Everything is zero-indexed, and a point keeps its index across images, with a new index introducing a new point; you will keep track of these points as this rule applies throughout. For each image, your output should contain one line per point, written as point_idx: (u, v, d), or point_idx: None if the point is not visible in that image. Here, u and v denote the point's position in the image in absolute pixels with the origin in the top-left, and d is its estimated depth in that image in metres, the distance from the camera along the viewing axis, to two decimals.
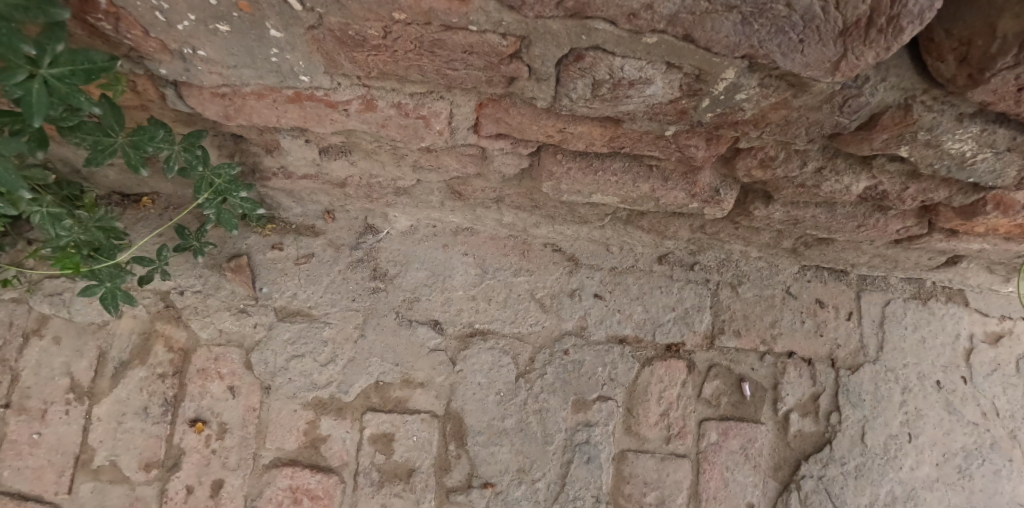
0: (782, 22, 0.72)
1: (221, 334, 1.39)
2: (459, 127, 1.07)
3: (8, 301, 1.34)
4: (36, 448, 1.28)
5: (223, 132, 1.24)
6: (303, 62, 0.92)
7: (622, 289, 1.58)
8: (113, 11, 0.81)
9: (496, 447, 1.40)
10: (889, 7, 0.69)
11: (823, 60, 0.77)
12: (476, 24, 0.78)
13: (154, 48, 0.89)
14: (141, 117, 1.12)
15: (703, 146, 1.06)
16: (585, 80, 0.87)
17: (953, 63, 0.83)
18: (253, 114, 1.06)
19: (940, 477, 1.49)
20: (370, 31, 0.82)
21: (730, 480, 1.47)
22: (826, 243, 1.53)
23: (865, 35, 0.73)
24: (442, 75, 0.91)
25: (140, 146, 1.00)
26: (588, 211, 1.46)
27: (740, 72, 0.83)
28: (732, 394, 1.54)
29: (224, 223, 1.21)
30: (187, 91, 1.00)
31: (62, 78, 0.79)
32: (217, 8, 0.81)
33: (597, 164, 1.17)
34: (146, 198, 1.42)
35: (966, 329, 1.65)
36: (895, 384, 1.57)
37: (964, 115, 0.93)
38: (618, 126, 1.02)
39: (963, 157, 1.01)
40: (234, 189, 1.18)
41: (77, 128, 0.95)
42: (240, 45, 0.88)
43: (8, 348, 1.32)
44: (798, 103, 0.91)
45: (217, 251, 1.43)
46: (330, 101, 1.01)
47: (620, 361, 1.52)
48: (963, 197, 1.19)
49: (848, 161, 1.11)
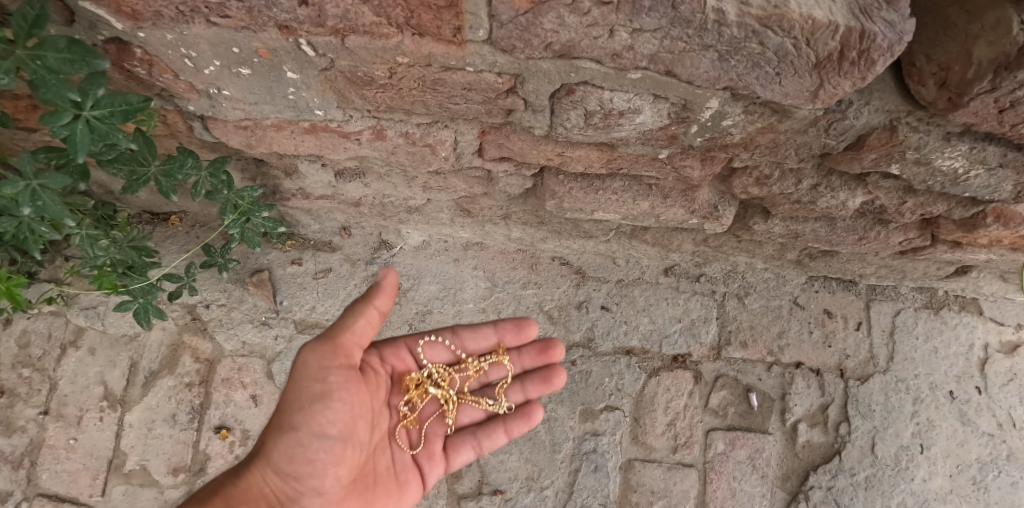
0: (757, 58, 0.78)
1: (244, 345, 1.47)
2: (464, 152, 1.13)
3: (48, 314, 1.45)
4: (72, 452, 1.38)
5: (246, 157, 1.32)
6: (318, 98, 0.99)
7: (628, 301, 1.61)
8: (147, 58, 0.89)
9: (505, 455, 1.45)
10: (858, 43, 0.74)
11: (802, 90, 0.83)
12: (473, 65, 0.84)
13: (183, 88, 0.97)
14: (170, 145, 1.20)
15: (698, 167, 1.11)
16: (577, 111, 0.92)
17: (933, 87, 0.86)
18: (272, 143, 1.13)
19: (952, 489, 1.49)
20: (377, 72, 0.89)
21: (737, 490, 1.49)
22: (830, 255, 1.55)
23: (839, 67, 0.78)
24: (445, 108, 0.98)
25: (171, 175, 1.08)
26: (593, 226, 1.52)
27: (724, 102, 0.88)
28: (740, 405, 1.56)
29: (249, 242, 1.27)
30: (212, 123, 1.08)
31: (103, 118, 0.87)
32: (239, 55, 0.88)
33: (598, 183, 1.22)
34: (174, 217, 1.51)
35: (980, 338, 1.64)
36: (906, 394, 1.57)
37: (951, 134, 0.95)
38: (615, 150, 1.07)
39: (955, 174, 1.03)
40: (258, 210, 1.23)
41: (114, 160, 1.03)
42: (260, 85, 0.96)
43: (47, 358, 1.42)
44: (784, 127, 0.95)
45: (241, 267, 1.51)
46: (343, 131, 1.08)
47: (627, 371, 1.55)
48: (963, 211, 1.20)
49: (842, 177, 1.14)
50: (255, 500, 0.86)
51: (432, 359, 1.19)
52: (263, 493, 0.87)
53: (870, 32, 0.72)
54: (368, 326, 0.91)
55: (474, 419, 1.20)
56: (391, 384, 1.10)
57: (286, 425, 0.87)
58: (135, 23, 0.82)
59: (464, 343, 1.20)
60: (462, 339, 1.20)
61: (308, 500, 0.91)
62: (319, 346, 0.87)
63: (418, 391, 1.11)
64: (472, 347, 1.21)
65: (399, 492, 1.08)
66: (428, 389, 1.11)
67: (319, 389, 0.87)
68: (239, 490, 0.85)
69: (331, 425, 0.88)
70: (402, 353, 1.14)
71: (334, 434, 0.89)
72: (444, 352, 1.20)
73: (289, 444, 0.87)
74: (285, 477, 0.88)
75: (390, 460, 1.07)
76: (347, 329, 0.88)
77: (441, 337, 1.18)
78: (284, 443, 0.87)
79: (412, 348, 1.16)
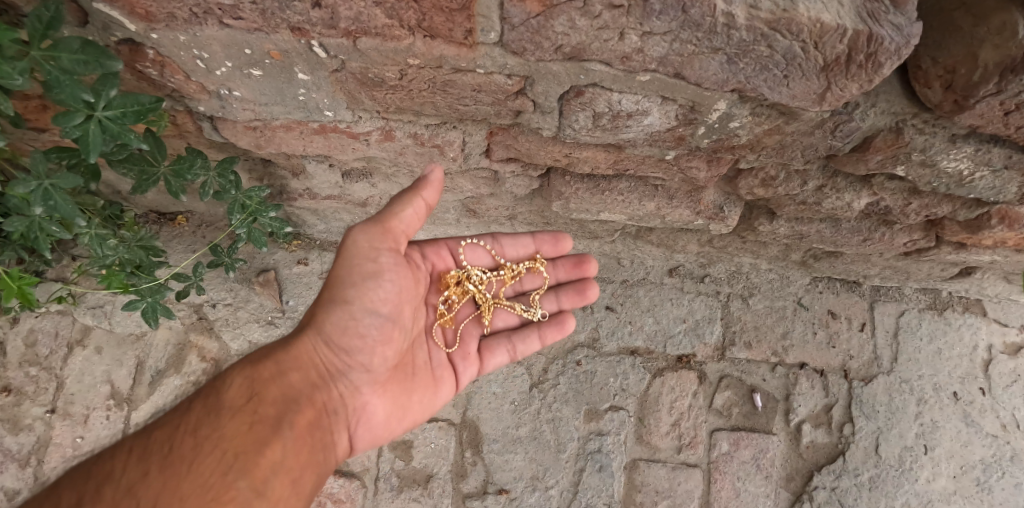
0: (765, 61, 0.78)
1: (251, 345, 1.48)
2: (472, 153, 1.14)
3: (55, 313, 1.46)
4: (79, 450, 1.39)
5: (254, 158, 1.32)
6: (328, 100, 1.00)
7: (633, 301, 1.62)
8: (159, 59, 0.90)
9: (510, 455, 1.46)
10: (865, 46, 0.74)
11: (809, 92, 0.83)
12: (483, 67, 0.85)
13: (194, 89, 0.98)
14: (179, 145, 1.21)
15: (704, 168, 1.11)
16: (586, 113, 0.93)
17: (939, 89, 0.86)
18: (281, 143, 1.14)
19: (956, 490, 1.49)
20: (387, 73, 0.89)
21: (741, 491, 1.50)
22: (835, 256, 1.56)
23: (846, 70, 0.79)
24: (454, 109, 0.98)
25: (181, 175, 1.09)
26: (599, 227, 1.52)
27: (731, 104, 0.89)
28: (744, 405, 1.56)
29: (255, 241, 1.26)
30: (222, 124, 1.09)
31: (115, 119, 0.88)
32: (251, 56, 0.89)
33: (605, 184, 1.23)
34: (181, 216, 1.52)
35: (984, 340, 1.64)
36: (910, 395, 1.58)
37: (957, 136, 0.96)
38: (622, 151, 1.08)
39: (960, 175, 1.04)
40: (265, 210, 1.23)
41: (125, 160, 1.05)
42: (270, 86, 0.97)
43: (55, 357, 1.43)
44: (791, 129, 0.96)
45: (247, 267, 1.52)
46: (352, 132, 1.09)
47: (631, 372, 1.56)
48: (968, 212, 1.21)
49: (847, 179, 1.14)
50: (305, 369, 0.86)
51: (473, 261, 1.23)
52: (312, 364, 0.87)
53: (878, 35, 0.73)
54: (416, 216, 0.91)
55: (508, 323, 1.25)
56: (431, 280, 1.15)
57: (337, 298, 0.89)
58: (149, 24, 0.83)
59: (504, 250, 1.24)
60: (503, 245, 1.24)
61: (354, 375, 0.92)
62: (370, 224, 0.88)
63: (457, 289, 1.16)
64: (510, 254, 1.25)
65: (434, 389, 1.09)
66: (466, 288, 1.17)
67: (370, 268, 0.89)
68: (289, 357, 0.85)
69: (380, 303, 0.91)
70: (445, 253, 1.18)
71: (384, 313, 0.92)
72: (485, 256, 1.24)
73: (341, 314, 0.89)
74: (336, 349, 0.90)
75: (427, 356, 1.09)
76: (397, 215, 0.88)
77: (482, 241, 1.21)
78: (337, 315, 0.89)
79: (453, 250, 1.20)
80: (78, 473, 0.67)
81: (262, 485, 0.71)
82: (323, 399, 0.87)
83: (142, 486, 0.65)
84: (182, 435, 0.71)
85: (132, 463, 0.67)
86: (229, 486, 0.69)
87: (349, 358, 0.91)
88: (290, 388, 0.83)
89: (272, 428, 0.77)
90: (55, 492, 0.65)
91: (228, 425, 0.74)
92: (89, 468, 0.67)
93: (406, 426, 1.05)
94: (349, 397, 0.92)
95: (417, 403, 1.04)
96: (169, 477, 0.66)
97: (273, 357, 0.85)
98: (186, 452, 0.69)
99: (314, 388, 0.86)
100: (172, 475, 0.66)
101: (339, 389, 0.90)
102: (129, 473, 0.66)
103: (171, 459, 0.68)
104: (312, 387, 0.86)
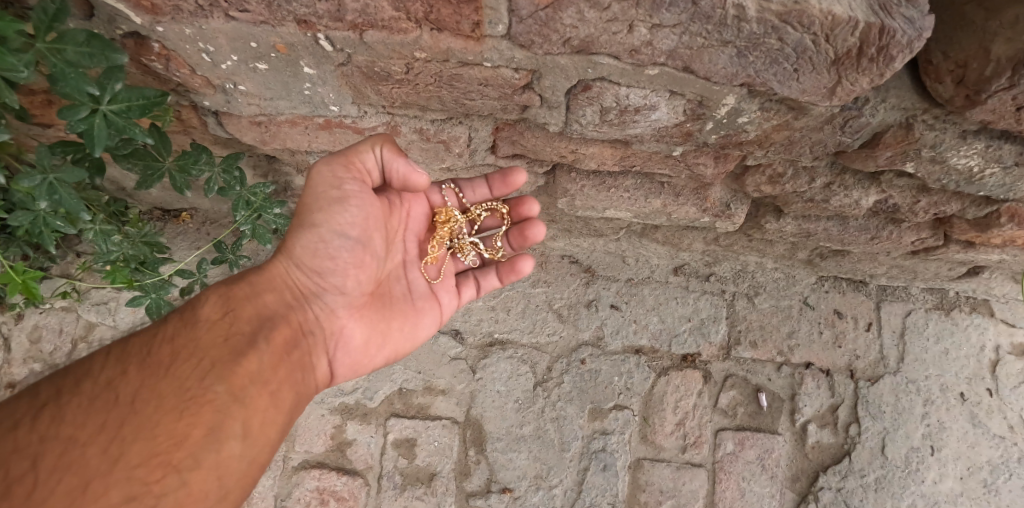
0: (775, 54, 0.78)
1: None
2: (477, 149, 1.13)
3: (59, 309, 1.46)
4: None
5: (258, 154, 1.32)
6: (334, 94, 0.99)
7: (638, 299, 1.61)
8: (164, 52, 0.90)
9: (514, 454, 1.45)
10: (877, 39, 0.74)
11: (819, 86, 0.83)
12: (490, 61, 0.85)
13: (199, 83, 0.98)
14: (184, 141, 1.21)
15: (711, 165, 1.11)
16: (593, 107, 0.93)
17: (950, 84, 0.85)
18: (286, 139, 1.14)
19: (963, 491, 1.48)
20: (394, 67, 0.89)
21: (746, 491, 1.49)
22: (842, 255, 1.55)
23: (857, 63, 0.78)
24: (461, 104, 0.98)
25: (186, 169, 1.09)
26: (604, 225, 1.52)
27: (740, 99, 0.88)
28: (749, 405, 1.55)
29: (259, 239, 1.21)
30: (227, 119, 1.09)
31: (120, 113, 0.88)
32: (257, 49, 0.89)
33: (610, 181, 1.22)
34: (185, 213, 1.53)
35: (992, 340, 1.63)
36: (917, 395, 1.56)
37: (967, 132, 0.95)
38: (628, 147, 1.07)
39: (970, 173, 1.02)
40: (270, 206, 1.20)
41: (130, 154, 1.04)
42: (276, 80, 0.96)
43: (59, 353, 1.43)
44: (799, 125, 0.95)
45: (252, 263, 1.52)
46: (357, 128, 1.08)
47: (636, 370, 1.55)
48: (977, 210, 1.20)
49: (856, 176, 1.14)
50: (278, 290, 0.87)
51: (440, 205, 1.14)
52: (286, 286, 0.88)
53: (890, 28, 0.72)
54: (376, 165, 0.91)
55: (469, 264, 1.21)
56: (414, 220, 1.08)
57: (306, 222, 0.88)
58: (154, 17, 0.82)
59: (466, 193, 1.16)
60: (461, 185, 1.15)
61: (329, 298, 0.92)
62: (334, 157, 0.87)
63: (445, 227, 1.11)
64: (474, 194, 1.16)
65: (414, 319, 1.05)
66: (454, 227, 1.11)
67: (334, 195, 0.88)
68: (264, 279, 0.86)
69: (348, 227, 0.90)
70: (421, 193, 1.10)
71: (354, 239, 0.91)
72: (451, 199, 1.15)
73: (310, 239, 0.88)
74: (308, 273, 0.89)
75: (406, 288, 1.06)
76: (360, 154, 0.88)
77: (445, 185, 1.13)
78: (306, 239, 0.88)
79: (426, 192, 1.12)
80: (61, 371, 0.70)
81: (240, 392, 0.74)
82: (298, 319, 0.88)
83: (120, 384, 0.68)
84: (157, 343, 0.73)
85: (108, 363, 0.70)
86: (207, 390, 0.71)
87: (323, 281, 0.91)
88: (264, 307, 0.84)
89: (246, 342, 0.78)
90: (38, 386, 0.68)
91: (202, 336, 0.75)
92: (69, 369, 0.71)
93: (388, 356, 1.02)
94: (325, 319, 0.92)
95: (397, 332, 1.02)
96: (146, 379, 0.69)
97: (246, 278, 0.86)
98: (162, 358, 0.71)
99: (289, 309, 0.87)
100: (148, 377, 0.69)
101: (313, 312, 0.90)
102: (108, 372, 0.69)
103: (148, 363, 0.71)
104: (287, 307, 0.87)
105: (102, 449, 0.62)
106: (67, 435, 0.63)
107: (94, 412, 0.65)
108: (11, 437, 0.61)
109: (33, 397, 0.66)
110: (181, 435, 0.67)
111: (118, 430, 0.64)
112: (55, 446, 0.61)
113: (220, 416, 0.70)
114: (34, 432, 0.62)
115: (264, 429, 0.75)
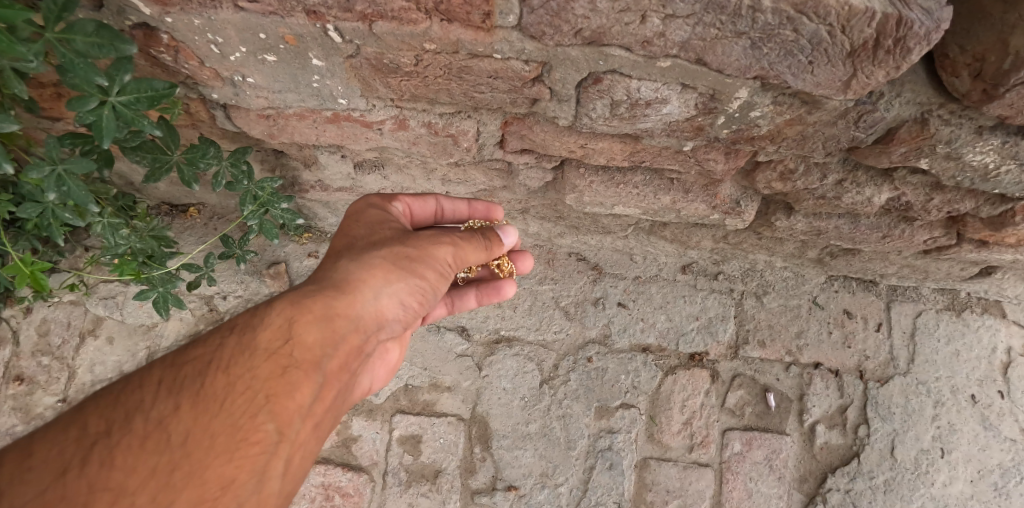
0: (789, 46, 0.77)
1: None
2: (486, 144, 1.13)
3: (67, 303, 1.47)
4: None
5: (266, 148, 1.31)
6: (342, 87, 0.99)
7: (646, 297, 1.60)
8: (174, 44, 0.90)
9: (520, 451, 1.45)
10: (895, 30, 0.72)
11: (834, 79, 0.81)
12: (500, 52, 0.84)
13: (208, 75, 0.98)
14: (192, 135, 1.21)
15: (722, 160, 1.10)
16: (603, 101, 0.92)
17: (967, 78, 0.84)
18: (295, 132, 1.13)
19: (974, 494, 1.45)
20: (403, 59, 0.88)
21: (753, 491, 1.47)
22: (852, 254, 1.53)
23: (874, 56, 0.77)
24: (469, 97, 0.97)
25: (194, 162, 1.09)
26: (612, 221, 1.51)
27: (753, 92, 0.87)
28: (757, 404, 1.54)
29: (266, 233, 1.22)
30: (236, 112, 1.09)
31: (129, 104, 0.88)
32: (266, 41, 0.89)
33: (619, 177, 1.22)
34: (192, 208, 1.53)
35: (1004, 342, 1.60)
36: (926, 397, 1.54)
37: (983, 128, 0.93)
38: (638, 142, 1.06)
39: (986, 170, 1.01)
40: (277, 200, 1.20)
41: (138, 147, 1.04)
42: (285, 73, 0.96)
43: (67, 346, 1.44)
44: (813, 119, 0.94)
45: (258, 258, 1.52)
46: (366, 121, 1.08)
47: (643, 369, 1.54)
48: (991, 209, 1.18)
49: (868, 173, 1.12)
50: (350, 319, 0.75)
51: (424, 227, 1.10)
52: (360, 314, 0.76)
53: (908, 19, 0.71)
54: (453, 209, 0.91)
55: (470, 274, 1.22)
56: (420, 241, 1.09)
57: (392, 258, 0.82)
58: (163, 8, 0.82)
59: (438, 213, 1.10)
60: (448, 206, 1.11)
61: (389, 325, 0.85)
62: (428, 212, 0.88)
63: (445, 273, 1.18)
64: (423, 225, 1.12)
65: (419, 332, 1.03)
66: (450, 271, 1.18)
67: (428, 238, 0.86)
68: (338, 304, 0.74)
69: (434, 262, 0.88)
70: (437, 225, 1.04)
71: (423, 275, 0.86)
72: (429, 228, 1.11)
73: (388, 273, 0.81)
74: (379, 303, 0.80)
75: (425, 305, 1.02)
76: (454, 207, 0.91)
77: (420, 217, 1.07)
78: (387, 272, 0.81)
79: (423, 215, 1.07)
80: (102, 399, 0.58)
81: (293, 428, 0.62)
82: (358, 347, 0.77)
83: (173, 422, 0.56)
84: (211, 370, 0.61)
85: (160, 395, 0.58)
86: (260, 426, 0.59)
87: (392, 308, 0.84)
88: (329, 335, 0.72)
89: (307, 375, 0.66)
90: (77, 418, 0.56)
91: (260, 365, 0.62)
92: (115, 393, 0.58)
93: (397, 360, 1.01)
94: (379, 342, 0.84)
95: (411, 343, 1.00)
96: (200, 415, 0.57)
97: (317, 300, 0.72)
98: (219, 391, 0.59)
99: (358, 336, 0.75)
100: (204, 413, 0.57)
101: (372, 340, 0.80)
102: (159, 406, 0.57)
103: (202, 397, 0.58)
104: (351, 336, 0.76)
105: (152, 497, 0.51)
106: (116, 482, 0.51)
107: (144, 454, 0.53)
108: (57, 485, 0.49)
109: (78, 434, 0.54)
110: (230, 479, 0.55)
111: (171, 474, 0.52)
112: (101, 496, 0.49)
113: (267, 457, 0.59)
114: (82, 477, 0.50)
115: (301, 465, 0.65)
